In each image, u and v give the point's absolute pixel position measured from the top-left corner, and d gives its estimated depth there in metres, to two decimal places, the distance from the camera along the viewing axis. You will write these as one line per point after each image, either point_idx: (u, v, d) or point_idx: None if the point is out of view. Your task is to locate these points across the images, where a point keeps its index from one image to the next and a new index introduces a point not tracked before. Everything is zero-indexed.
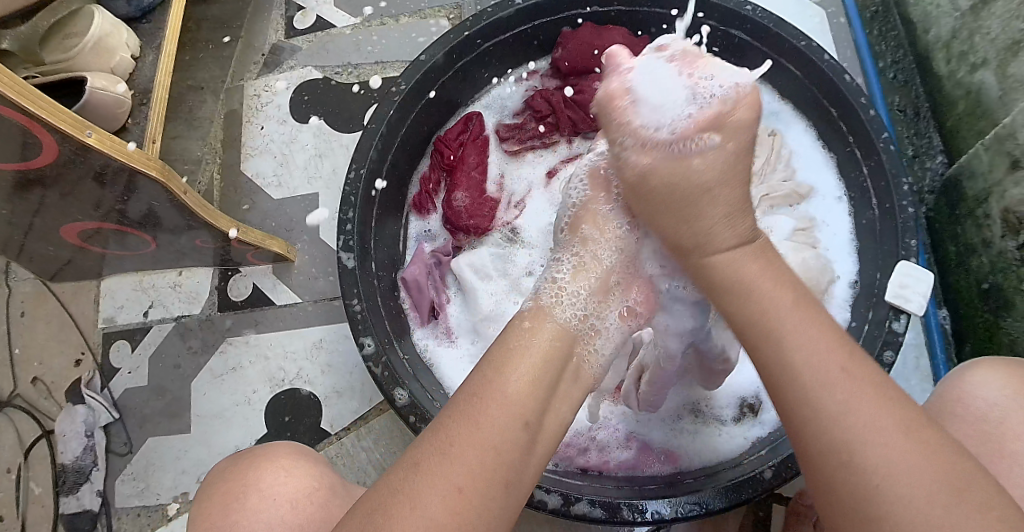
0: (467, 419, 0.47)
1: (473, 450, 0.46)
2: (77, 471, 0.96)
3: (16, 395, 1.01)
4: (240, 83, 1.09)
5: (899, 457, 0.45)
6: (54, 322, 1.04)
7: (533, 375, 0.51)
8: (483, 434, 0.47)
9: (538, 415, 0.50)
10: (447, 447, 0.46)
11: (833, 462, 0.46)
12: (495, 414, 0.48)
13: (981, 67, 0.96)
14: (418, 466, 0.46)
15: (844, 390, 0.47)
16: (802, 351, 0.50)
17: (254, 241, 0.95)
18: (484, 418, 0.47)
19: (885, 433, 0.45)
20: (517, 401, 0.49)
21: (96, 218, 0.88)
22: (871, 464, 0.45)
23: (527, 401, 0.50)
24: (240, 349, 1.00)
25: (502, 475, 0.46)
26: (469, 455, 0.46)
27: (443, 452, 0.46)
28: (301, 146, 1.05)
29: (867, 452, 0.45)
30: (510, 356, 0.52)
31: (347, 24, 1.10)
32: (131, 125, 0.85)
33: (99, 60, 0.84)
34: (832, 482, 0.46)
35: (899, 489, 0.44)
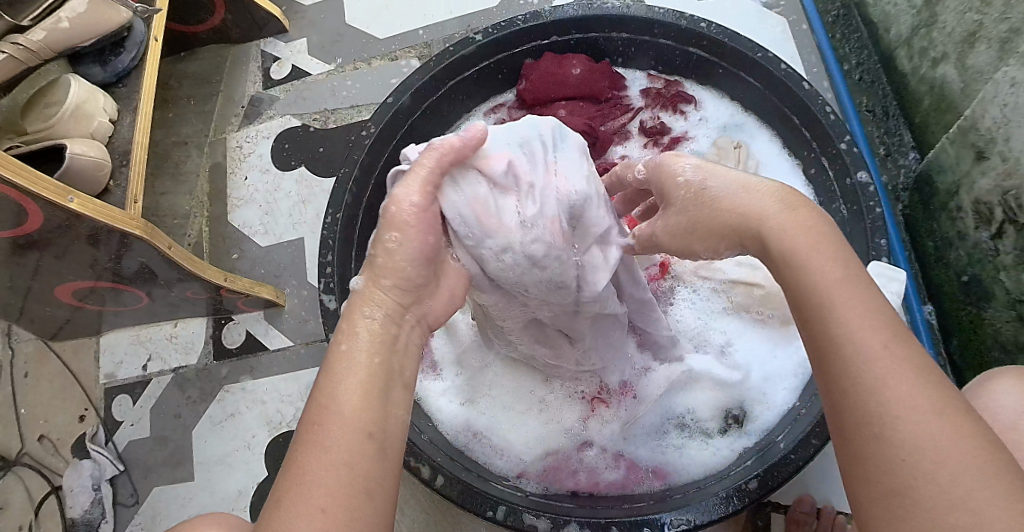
0: (309, 450, 0.42)
1: (326, 470, 0.42)
2: (86, 523, 0.99)
3: (23, 454, 1.00)
4: (222, 136, 1.12)
5: (933, 433, 0.37)
6: (56, 380, 1.06)
7: (364, 389, 0.45)
8: (333, 455, 0.42)
9: (382, 422, 0.45)
10: (300, 477, 0.41)
11: (863, 437, 0.39)
12: (339, 433, 0.43)
13: (941, 62, 0.97)
14: (278, 503, 0.41)
15: (885, 366, 0.40)
16: (848, 318, 0.43)
17: (242, 289, 0.97)
18: (330, 441, 0.43)
19: (919, 409, 0.38)
20: (357, 414, 0.44)
21: (89, 277, 0.91)
22: (900, 439, 0.38)
23: (370, 410, 0.45)
24: (237, 395, 1.02)
25: (365, 489, 0.42)
26: (337, 475, 0.41)
27: (298, 482, 0.41)
28: (284, 193, 1.08)
29: (900, 425, 0.38)
30: (336, 375, 0.46)
31: (322, 70, 1.13)
32: (114, 186, 0.87)
33: (78, 126, 0.87)
34: (859, 461, 0.39)
35: (926, 463, 0.37)
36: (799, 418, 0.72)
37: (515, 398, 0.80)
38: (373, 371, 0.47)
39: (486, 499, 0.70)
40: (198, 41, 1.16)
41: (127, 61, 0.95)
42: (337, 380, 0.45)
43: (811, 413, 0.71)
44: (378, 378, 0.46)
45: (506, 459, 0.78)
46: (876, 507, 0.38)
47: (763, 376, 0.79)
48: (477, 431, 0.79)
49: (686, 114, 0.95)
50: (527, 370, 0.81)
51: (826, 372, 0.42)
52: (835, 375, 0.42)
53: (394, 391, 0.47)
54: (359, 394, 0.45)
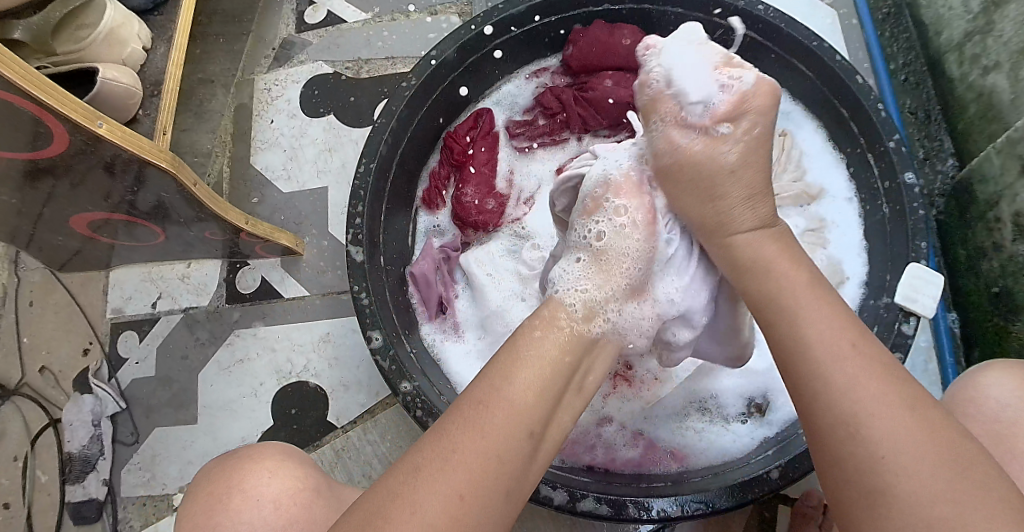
0: (477, 427, 0.46)
1: (474, 454, 0.45)
2: (83, 461, 0.96)
3: (23, 384, 1.01)
4: (250, 77, 1.09)
5: (926, 479, 0.42)
6: (63, 312, 1.04)
7: (540, 384, 0.48)
8: (486, 439, 0.45)
9: (544, 425, 0.48)
10: (449, 451, 0.45)
11: (838, 461, 0.45)
12: (501, 421, 0.46)
13: (993, 70, 0.95)
14: (418, 469, 0.45)
15: (876, 405, 0.45)
16: (844, 380, 0.46)
17: (262, 234, 0.95)
18: (489, 426, 0.46)
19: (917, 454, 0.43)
20: (524, 407, 0.47)
21: (106, 209, 0.89)
22: (891, 484, 0.43)
23: (534, 408, 0.47)
24: (248, 341, 1.00)
25: (503, 484, 0.45)
26: (478, 461, 0.45)
27: (444, 456, 0.45)
28: (310, 140, 1.05)
29: (893, 475, 0.43)
30: (518, 363, 0.49)
31: (357, 18, 1.10)
32: (142, 116, 0.85)
33: (110, 51, 0.84)
34: (851, 494, 0.44)
35: (928, 505, 0.42)
36: None
37: None
38: (557, 369, 0.50)
39: None
40: None
41: None
42: (516, 370, 0.49)
43: None
44: (560, 380, 0.50)
45: None
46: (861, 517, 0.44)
47: None
48: None
49: None
50: None
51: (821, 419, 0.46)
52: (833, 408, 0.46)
53: (567, 398, 0.50)
54: (530, 388, 0.48)
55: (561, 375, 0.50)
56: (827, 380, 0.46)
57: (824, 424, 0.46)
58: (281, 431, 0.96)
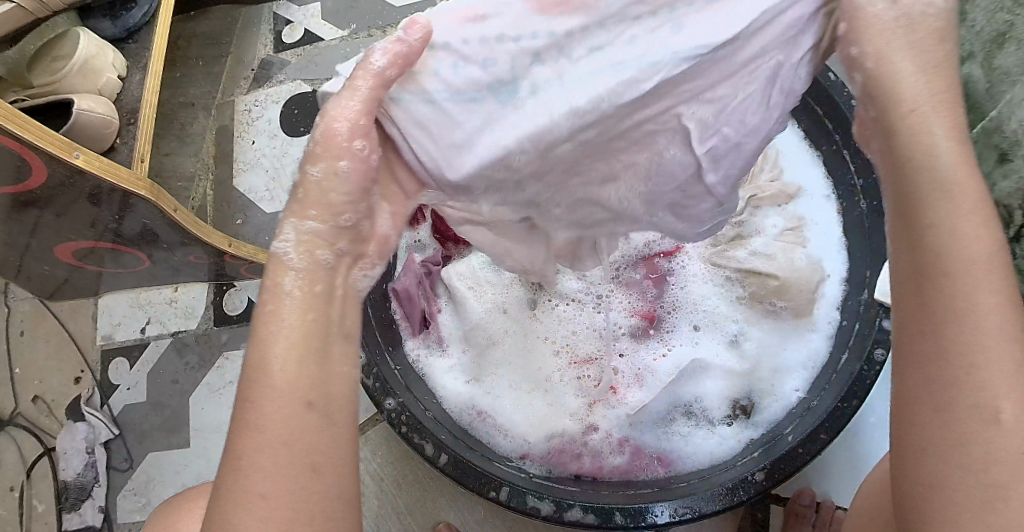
0: (250, 425, 0.41)
1: (266, 453, 0.40)
2: (78, 488, 0.97)
3: (17, 414, 1.01)
4: (230, 98, 1.10)
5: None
6: (53, 341, 1.05)
7: (297, 356, 0.42)
8: (265, 432, 0.40)
9: (324, 394, 0.42)
10: (240, 458, 0.40)
11: (938, 423, 0.39)
12: (268, 407, 0.41)
13: None
14: (220, 487, 0.41)
15: (998, 371, 0.38)
16: (974, 311, 0.39)
17: (246, 255, 0.96)
18: (261, 417, 0.41)
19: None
20: (288, 384, 0.42)
21: (90, 238, 0.89)
22: (988, 455, 0.38)
23: (303, 377, 0.42)
24: (237, 363, 1.00)
25: (312, 467, 0.41)
26: (278, 456, 0.40)
27: (240, 464, 0.40)
28: (292, 159, 1.06)
29: (996, 443, 0.38)
30: (254, 344, 0.43)
31: (334, 36, 1.11)
32: (120, 145, 0.85)
33: (86, 81, 0.84)
34: (928, 449, 0.39)
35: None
36: (808, 411, 0.71)
37: (522, 381, 0.79)
38: (307, 327, 0.43)
39: (489, 480, 0.69)
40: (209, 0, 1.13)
41: (138, 17, 0.93)
42: (260, 350, 0.42)
43: (823, 406, 0.70)
44: (314, 336, 0.43)
45: (510, 440, 0.76)
46: (954, 496, 0.38)
47: (774, 367, 0.78)
48: (481, 409, 0.78)
49: None
50: (536, 352, 0.80)
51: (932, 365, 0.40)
52: (945, 351, 0.39)
53: (333, 349, 0.44)
54: (288, 362, 0.42)
55: (321, 336, 0.44)
56: (964, 325, 0.39)
57: (938, 361, 0.40)
58: None
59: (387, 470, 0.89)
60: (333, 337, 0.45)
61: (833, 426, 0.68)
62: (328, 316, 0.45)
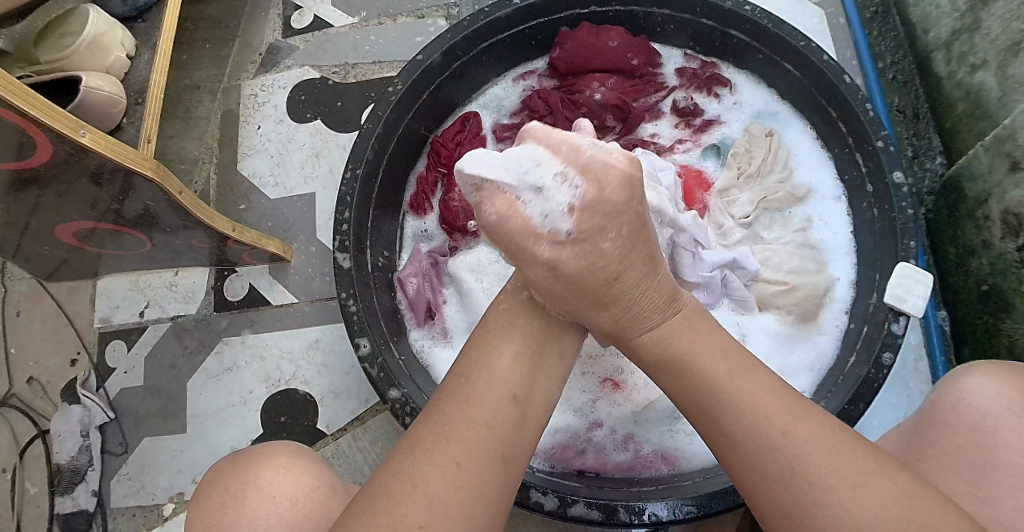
0: (466, 400, 0.50)
1: (468, 426, 0.49)
2: (72, 471, 0.95)
3: (11, 394, 1.00)
4: (237, 83, 1.09)
5: (825, 458, 0.47)
6: (50, 321, 1.03)
7: (517, 360, 0.53)
8: (476, 412, 0.50)
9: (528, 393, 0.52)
10: (443, 428, 0.49)
11: (758, 463, 0.48)
12: (484, 391, 0.51)
13: (981, 68, 0.94)
14: (413, 447, 0.49)
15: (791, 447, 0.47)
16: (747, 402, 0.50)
17: (250, 241, 0.95)
18: (475, 399, 0.50)
19: (801, 435, 0.48)
20: (506, 379, 0.52)
21: (92, 218, 0.88)
22: (800, 466, 0.47)
23: (513, 378, 0.52)
24: (236, 349, 0.99)
25: (498, 452, 0.49)
26: (473, 431, 0.49)
27: (440, 435, 0.49)
28: (298, 146, 1.05)
29: (799, 456, 0.47)
30: (493, 347, 0.54)
31: (344, 23, 1.09)
32: (126, 124, 0.84)
33: (94, 59, 0.83)
34: (762, 485, 0.48)
35: (827, 489, 0.46)
36: None
37: None
38: (527, 340, 0.55)
39: None
40: None
41: None
42: (489, 352, 0.53)
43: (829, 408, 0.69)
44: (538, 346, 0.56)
45: None
46: (791, 526, 0.47)
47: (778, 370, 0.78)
48: None
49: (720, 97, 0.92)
50: None
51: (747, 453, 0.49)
52: (738, 428, 0.50)
53: (545, 361, 0.55)
54: (508, 365, 0.53)
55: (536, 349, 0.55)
56: (752, 426, 0.49)
57: (712, 412, 0.52)
58: (271, 439, 0.95)
59: None
60: (546, 351, 0.56)
61: None
62: (538, 339, 0.56)
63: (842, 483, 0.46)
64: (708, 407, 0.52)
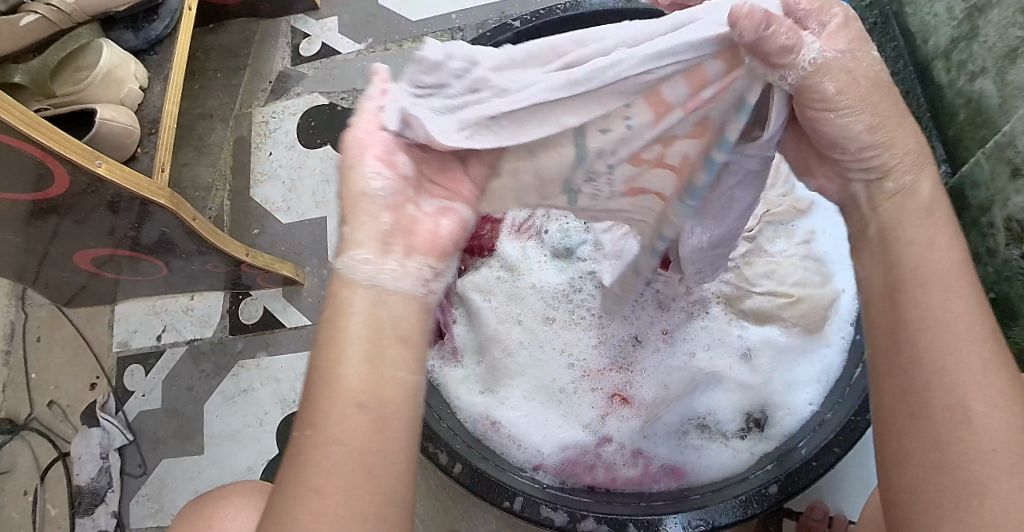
0: (317, 426, 0.42)
1: (336, 456, 0.41)
2: (92, 493, 0.98)
3: (32, 418, 1.02)
4: (248, 110, 1.11)
5: (1000, 458, 0.42)
6: (69, 347, 1.06)
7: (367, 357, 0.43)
8: (340, 440, 0.41)
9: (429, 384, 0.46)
10: (307, 463, 0.41)
11: (929, 458, 0.43)
12: (339, 416, 0.42)
13: (980, 76, 0.95)
14: (283, 486, 0.41)
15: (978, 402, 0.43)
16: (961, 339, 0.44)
17: (262, 265, 0.97)
18: (332, 426, 0.42)
19: (995, 410, 0.43)
20: (361, 387, 0.43)
21: (109, 245, 0.90)
22: (971, 444, 0.42)
23: (371, 382, 0.43)
24: (252, 371, 1.01)
25: (377, 475, 0.41)
26: (336, 460, 0.41)
27: (305, 468, 0.41)
28: (309, 170, 1.07)
29: (972, 459, 0.42)
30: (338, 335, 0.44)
31: (351, 49, 1.12)
32: (140, 154, 0.87)
33: (108, 92, 0.86)
34: (913, 453, 0.44)
35: (992, 469, 0.42)
36: (822, 423, 0.71)
37: (534, 392, 0.80)
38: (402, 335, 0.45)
39: (504, 490, 0.69)
40: (227, 14, 1.15)
41: (159, 29, 0.94)
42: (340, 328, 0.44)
43: (836, 419, 0.70)
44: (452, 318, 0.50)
45: (523, 450, 0.77)
46: (934, 499, 0.43)
47: (785, 382, 0.78)
48: (495, 420, 0.79)
49: None
50: (547, 364, 0.81)
51: (917, 406, 0.44)
52: (919, 366, 0.45)
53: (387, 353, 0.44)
54: (364, 361, 0.43)
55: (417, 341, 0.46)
56: (947, 366, 0.44)
57: (918, 370, 0.45)
58: None
59: None
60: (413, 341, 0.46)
61: (848, 439, 0.68)
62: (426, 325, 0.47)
63: (995, 457, 0.42)
64: (906, 407, 0.45)
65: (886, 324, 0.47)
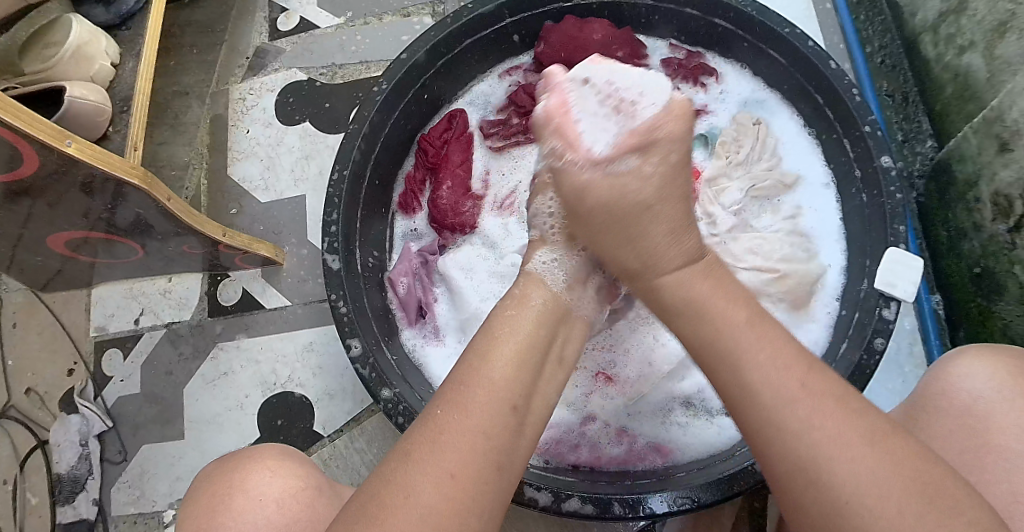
0: (461, 405, 0.49)
1: (462, 435, 0.48)
2: (72, 480, 0.96)
3: (10, 406, 1.00)
4: (225, 87, 1.08)
5: (861, 466, 0.45)
6: (46, 332, 1.03)
7: (516, 361, 0.53)
8: (473, 419, 0.49)
9: (525, 397, 0.52)
10: (437, 437, 0.48)
11: (785, 462, 0.47)
12: (482, 398, 0.50)
13: (968, 49, 0.93)
14: (408, 457, 0.47)
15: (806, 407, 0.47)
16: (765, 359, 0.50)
17: (241, 245, 0.95)
18: (472, 405, 0.49)
19: (841, 429, 0.46)
20: (507, 385, 0.51)
21: (84, 227, 0.88)
22: (821, 460, 0.46)
23: (515, 385, 0.52)
24: (232, 353, 1.00)
25: (494, 462, 0.48)
26: (469, 440, 0.48)
27: (432, 442, 0.48)
28: (287, 148, 1.05)
29: (835, 466, 0.45)
30: (495, 343, 0.54)
31: (329, 24, 1.09)
32: (113, 133, 0.84)
33: (77, 68, 0.83)
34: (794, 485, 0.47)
35: (858, 494, 0.44)
36: None
37: None
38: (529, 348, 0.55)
39: None
40: None
41: (130, 3, 0.92)
42: (500, 342, 0.54)
43: None
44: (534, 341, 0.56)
45: None
46: (809, 510, 0.46)
47: None
48: None
49: (707, 87, 0.92)
50: None
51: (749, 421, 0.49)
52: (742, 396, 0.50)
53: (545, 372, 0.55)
54: (511, 367, 0.52)
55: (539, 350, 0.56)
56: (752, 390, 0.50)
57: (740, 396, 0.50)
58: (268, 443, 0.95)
59: None
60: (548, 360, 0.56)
61: None
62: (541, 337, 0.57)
63: (857, 469, 0.45)
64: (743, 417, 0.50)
65: (716, 358, 0.52)
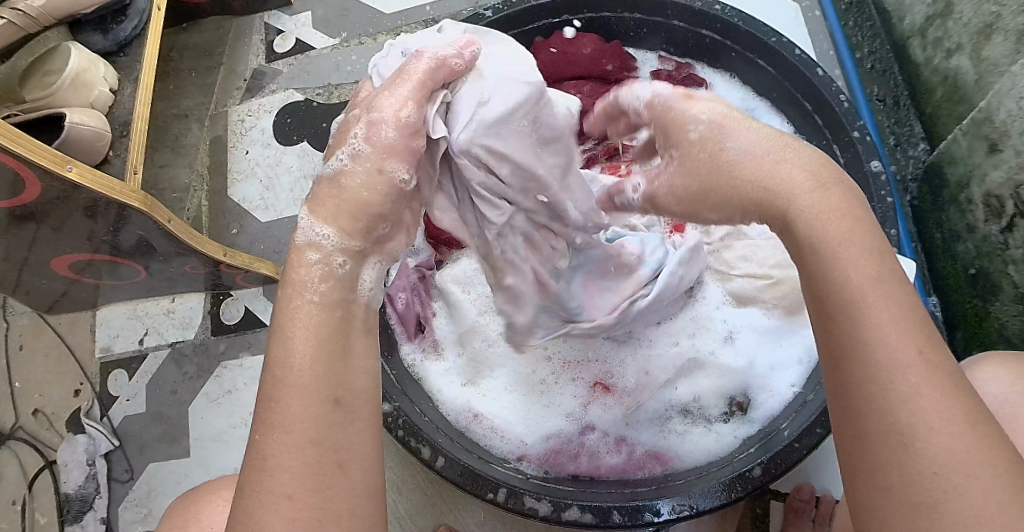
0: (270, 422, 0.39)
1: (291, 452, 0.39)
2: (81, 499, 0.97)
3: (18, 427, 1.01)
4: (224, 109, 1.10)
5: (966, 463, 0.37)
6: (51, 353, 1.05)
7: (318, 350, 0.41)
8: (293, 434, 0.39)
9: (348, 386, 0.42)
10: (261, 462, 0.39)
11: (875, 417, 0.39)
12: (295, 404, 0.40)
13: (955, 53, 0.94)
14: (241, 494, 0.39)
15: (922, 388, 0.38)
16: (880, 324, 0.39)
17: (242, 264, 0.96)
18: (288, 418, 0.39)
19: (944, 416, 0.37)
20: (316, 378, 0.40)
21: (87, 250, 0.89)
22: (925, 450, 0.37)
23: (331, 375, 0.41)
24: (235, 372, 1.01)
25: (343, 466, 0.40)
26: (295, 457, 0.39)
27: (259, 469, 0.39)
28: (286, 168, 1.06)
29: (929, 434, 0.37)
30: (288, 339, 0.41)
31: (325, 45, 1.11)
32: (114, 157, 0.86)
33: (77, 95, 0.85)
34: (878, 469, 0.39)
35: (952, 486, 0.37)
36: (804, 406, 0.71)
37: (516, 384, 0.80)
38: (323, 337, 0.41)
39: (487, 482, 0.69)
40: (199, 12, 1.14)
41: (127, 30, 0.93)
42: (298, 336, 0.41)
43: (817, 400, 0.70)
44: (334, 330, 0.42)
45: (506, 441, 0.77)
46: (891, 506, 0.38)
47: (767, 365, 0.78)
48: (477, 412, 0.79)
49: None
50: (525, 356, 0.80)
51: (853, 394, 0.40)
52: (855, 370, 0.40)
53: (352, 353, 0.42)
54: (313, 349, 0.41)
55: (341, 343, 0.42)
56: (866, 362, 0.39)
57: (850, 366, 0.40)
58: None
59: (387, 474, 0.90)
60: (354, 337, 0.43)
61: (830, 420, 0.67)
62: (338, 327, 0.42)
63: (953, 464, 0.37)
64: (842, 371, 0.40)
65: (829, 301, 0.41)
